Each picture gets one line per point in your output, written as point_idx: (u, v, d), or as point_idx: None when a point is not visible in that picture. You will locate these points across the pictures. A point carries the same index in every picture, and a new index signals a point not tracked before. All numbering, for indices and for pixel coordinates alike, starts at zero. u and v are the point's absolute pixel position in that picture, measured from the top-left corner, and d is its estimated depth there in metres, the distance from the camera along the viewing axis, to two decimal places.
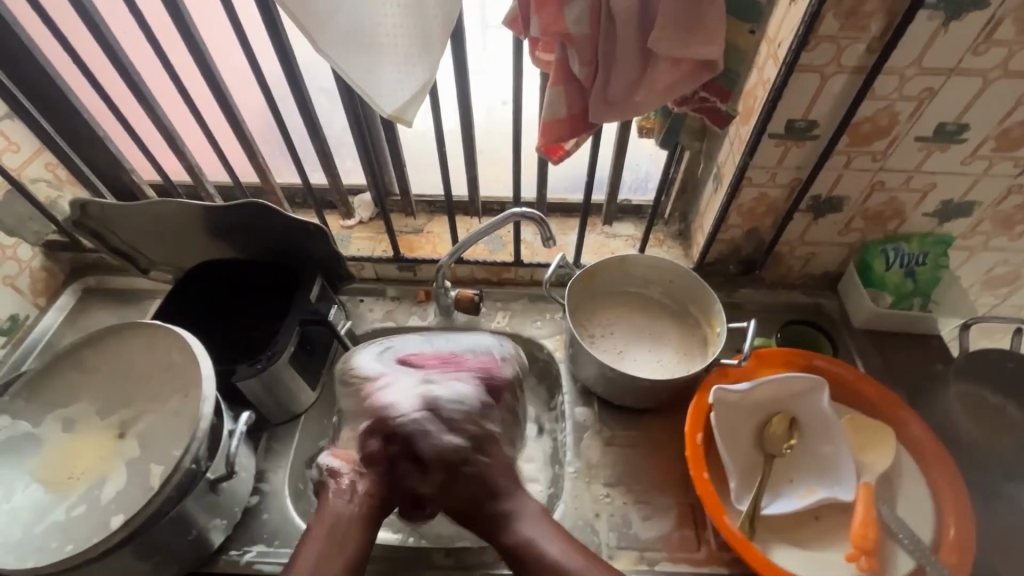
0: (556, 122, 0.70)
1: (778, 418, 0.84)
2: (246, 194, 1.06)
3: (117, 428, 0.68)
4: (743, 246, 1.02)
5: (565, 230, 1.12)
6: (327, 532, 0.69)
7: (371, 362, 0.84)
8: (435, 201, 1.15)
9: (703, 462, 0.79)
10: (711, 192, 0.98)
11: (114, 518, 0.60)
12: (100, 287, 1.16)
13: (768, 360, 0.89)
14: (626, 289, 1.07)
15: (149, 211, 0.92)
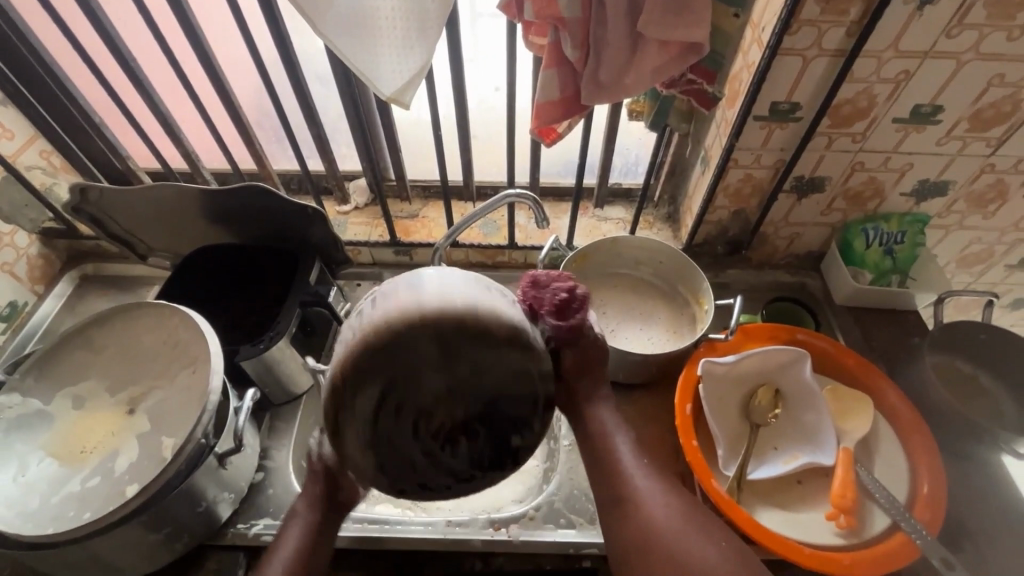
0: (550, 105, 0.72)
1: (763, 390, 0.88)
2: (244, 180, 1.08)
3: (126, 404, 0.69)
4: (730, 227, 1.05)
5: (557, 214, 1.14)
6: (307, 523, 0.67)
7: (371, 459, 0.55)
8: (430, 186, 1.17)
9: (692, 430, 0.82)
10: (699, 174, 1.02)
11: (128, 487, 0.62)
12: (98, 274, 1.17)
13: (753, 334, 0.93)
14: (618, 271, 1.11)
15: (148, 196, 0.93)
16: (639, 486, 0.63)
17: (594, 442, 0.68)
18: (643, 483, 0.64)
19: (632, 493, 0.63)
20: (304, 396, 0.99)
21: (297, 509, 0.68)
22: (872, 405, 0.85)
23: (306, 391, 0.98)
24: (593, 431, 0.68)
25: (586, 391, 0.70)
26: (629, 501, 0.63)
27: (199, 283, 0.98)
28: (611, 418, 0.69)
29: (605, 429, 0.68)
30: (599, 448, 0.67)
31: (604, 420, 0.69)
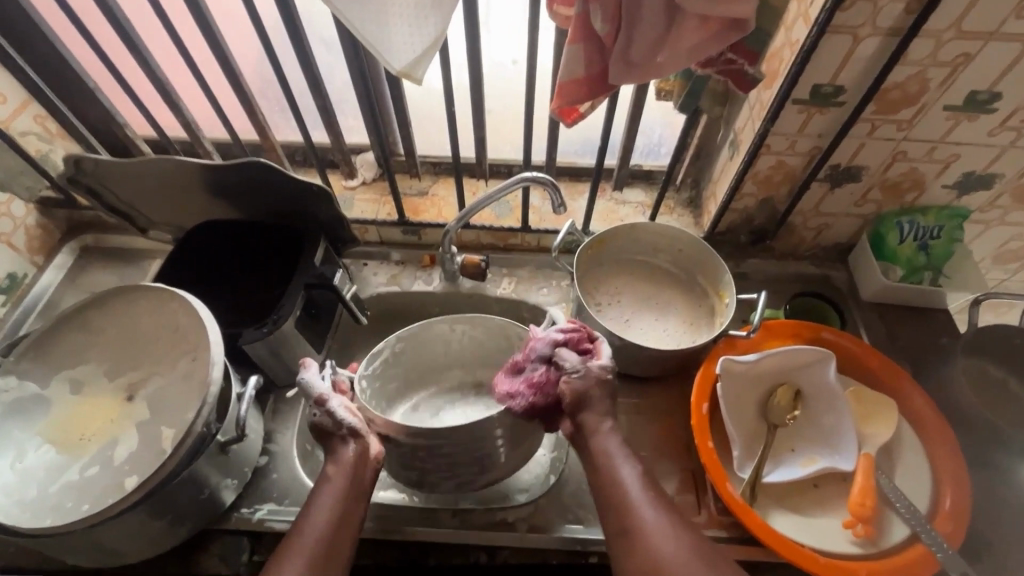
0: (574, 83, 0.67)
1: (783, 390, 0.85)
2: (246, 152, 1.03)
3: (125, 390, 0.67)
4: (757, 215, 1.00)
5: (574, 195, 1.09)
6: (342, 485, 0.65)
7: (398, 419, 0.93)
8: (441, 162, 1.11)
9: (708, 431, 0.79)
10: (726, 158, 0.96)
11: (127, 479, 0.60)
12: (99, 245, 1.13)
13: (774, 331, 0.89)
14: (634, 258, 1.07)
15: (144, 169, 0.89)
16: (646, 517, 0.62)
17: (602, 473, 0.67)
18: (652, 515, 0.62)
19: (639, 524, 0.61)
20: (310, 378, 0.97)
21: (325, 478, 0.66)
22: (896, 409, 0.82)
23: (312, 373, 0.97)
24: (600, 462, 0.67)
25: (589, 422, 0.70)
26: (636, 532, 0.61)
27: (203, 261, 0.95)
28: (620, 448, 0.68)
29: (612, 459, 0.67)
30: (607, 478, 0.66)
31: (609, 449, 0.68)
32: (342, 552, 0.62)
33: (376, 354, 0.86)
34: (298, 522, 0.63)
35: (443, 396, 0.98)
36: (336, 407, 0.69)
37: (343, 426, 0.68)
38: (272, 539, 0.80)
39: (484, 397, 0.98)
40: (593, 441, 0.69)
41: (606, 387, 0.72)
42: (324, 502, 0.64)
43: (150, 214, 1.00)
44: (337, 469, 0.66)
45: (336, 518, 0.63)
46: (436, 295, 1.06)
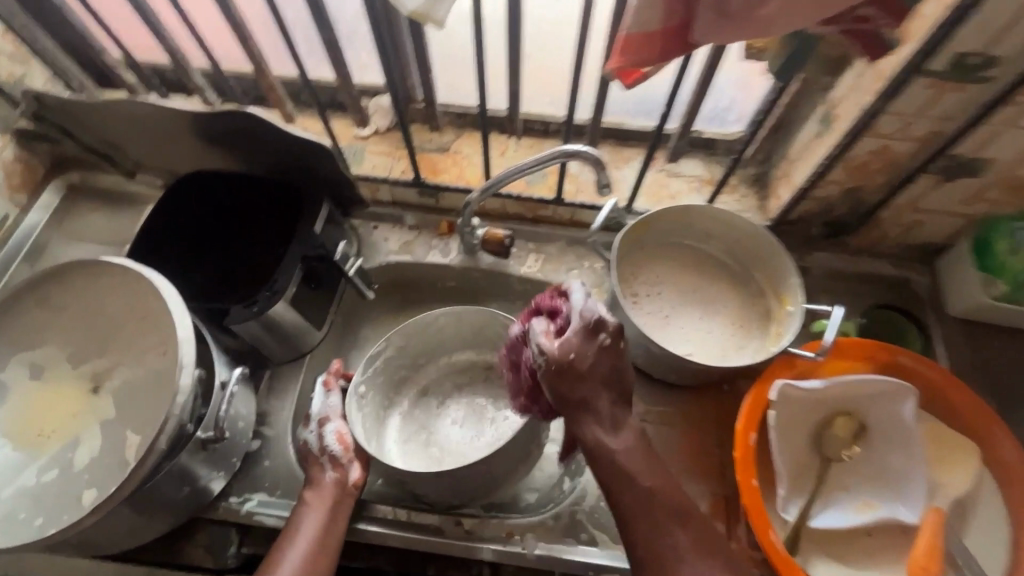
0: (646, 38, 0.50)
1: (843, 419, 0.73)
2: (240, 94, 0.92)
3: (91, 380, 0.59)
4: (837, 206, 0.84)
5: (618, 163, 0.94)
6: (320, 511, 0.70)
7: (400, 425, 0.87)
8: (467, 113, 0.95)
9: (753, 466, 0.68)
10: (812, 135, 0.78)
11: (86, 493, 0.52)
12: (87, 185, 1.03)
13: (842, 350, 0.75)
14: (680, 244, 0.92)
15: (119, 109, 0.78)
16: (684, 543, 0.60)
17: (626, 492, 0.62)
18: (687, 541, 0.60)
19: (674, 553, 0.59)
20: (310, 355, 0.88)
21: (306, 502, 0.71)
22: (978, 457, 0.70)
23: (313, 349, 0.88)
24: (622, 482, 0.62)
25: (590, 433, 0.62)
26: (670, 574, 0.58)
27: (193, 219, 0.83)
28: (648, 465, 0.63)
29: (633, 477, 0.62)
30: (630, 498, 0.61)
31: (624, 469, 0.62)
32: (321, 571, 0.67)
33: (372, 357, 0.81)
34: (280, 545, 0.68)
35: (455, 380, 0.91)
36: (327, 433, 0.76)
37: (326, 453, 0.74)
38: (262, 532, 0.75)
39: (486, 390, 0.90)
40: (611, 454, 0.62)
41: (579, 366, 0.62)
42: (305, 529, 0.69)
43: (137, 154, 0.89)
44: (320, 495, 0.71)
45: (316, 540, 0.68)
46: (452, 269, 0.94)
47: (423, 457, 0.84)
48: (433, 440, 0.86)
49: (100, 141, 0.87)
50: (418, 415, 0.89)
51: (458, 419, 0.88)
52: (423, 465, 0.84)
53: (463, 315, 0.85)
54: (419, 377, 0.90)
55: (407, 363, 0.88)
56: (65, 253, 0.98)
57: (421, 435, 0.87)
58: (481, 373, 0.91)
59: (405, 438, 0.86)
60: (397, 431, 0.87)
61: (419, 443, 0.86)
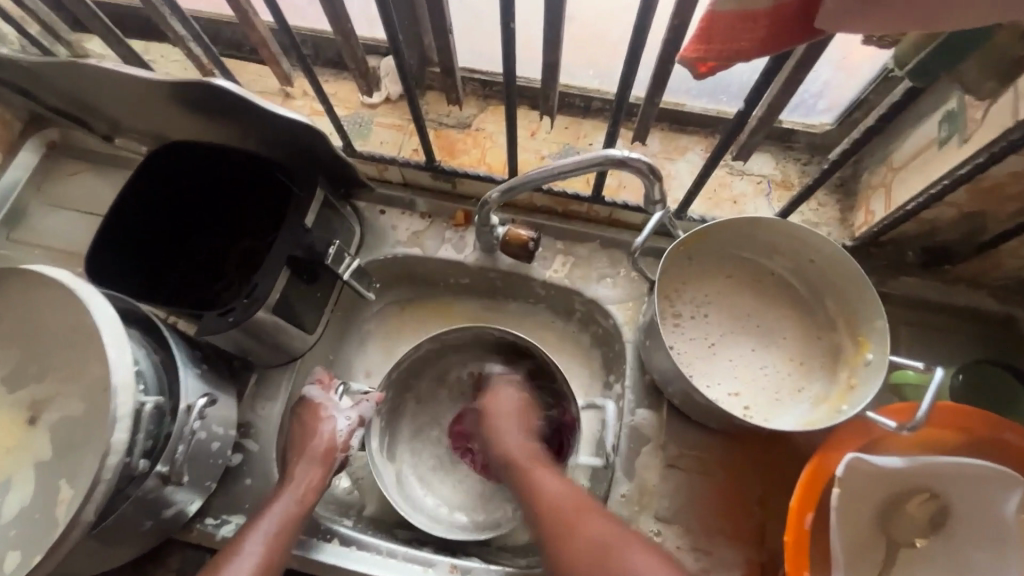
0: (745, 19, 0.35)
1: (919, 498, 0.60)
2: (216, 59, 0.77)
3: (28, 409, 0.50)
4: (944, 230, 0.67)
5: (671, 154, 0.78)
6: (302, 490, 0.66)
7: (411, 421, 0.83)
8: (493, 81, 0.81)
9: (805, 556, 0.56)
10: (930, 142, 0.61)
11: (10, 555, 0.44)
12: (70, 144, 0.92)
13: (938, 418, 0.60)
14: (739, 256, 0.77)
15: (73, 71, 0.65)
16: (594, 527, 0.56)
17: (507, 466, 0.67)
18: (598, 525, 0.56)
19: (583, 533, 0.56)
20: (302, 358, 0.79)
21: (285, 484, 0.66)
22: None
23: (305, 353, 0.79)
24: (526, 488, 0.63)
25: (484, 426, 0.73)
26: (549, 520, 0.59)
27: (184, 191, 0.75)
28: (549, 469, 0.65)
29: (506, 441, 0.69)
30: (512, 471, 0.66)
31: (503, 440, 0.70)
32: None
33: (395, 365, 0.77)
34: (250, 527, 0.62)
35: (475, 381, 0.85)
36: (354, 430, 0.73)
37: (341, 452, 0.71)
38: None
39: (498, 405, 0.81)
40: (495, 441, 0.70)
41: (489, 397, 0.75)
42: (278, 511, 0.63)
43: (112, 118, 0.77)
44: (302, 474, 0.67)
45: (280, 544, 0.61)
46: (466, 268, 0.82)
47: (430, 455, 0.82)
48: (441, 440, 0.83)
49: (69, 102, 0.75)
50: (431, 407, 0.84)
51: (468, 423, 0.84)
52: (430, 464, 0.82)
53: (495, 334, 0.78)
54: (439, 367, 0.84)
55: (425, 360, 0.82)
56: (45, 220, 0.89)
57: (431, 432, 0.83)
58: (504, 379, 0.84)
59: (414, 433, 0.83)
60: (409, 428, 0.83)
61: (429, 443, 0.83)
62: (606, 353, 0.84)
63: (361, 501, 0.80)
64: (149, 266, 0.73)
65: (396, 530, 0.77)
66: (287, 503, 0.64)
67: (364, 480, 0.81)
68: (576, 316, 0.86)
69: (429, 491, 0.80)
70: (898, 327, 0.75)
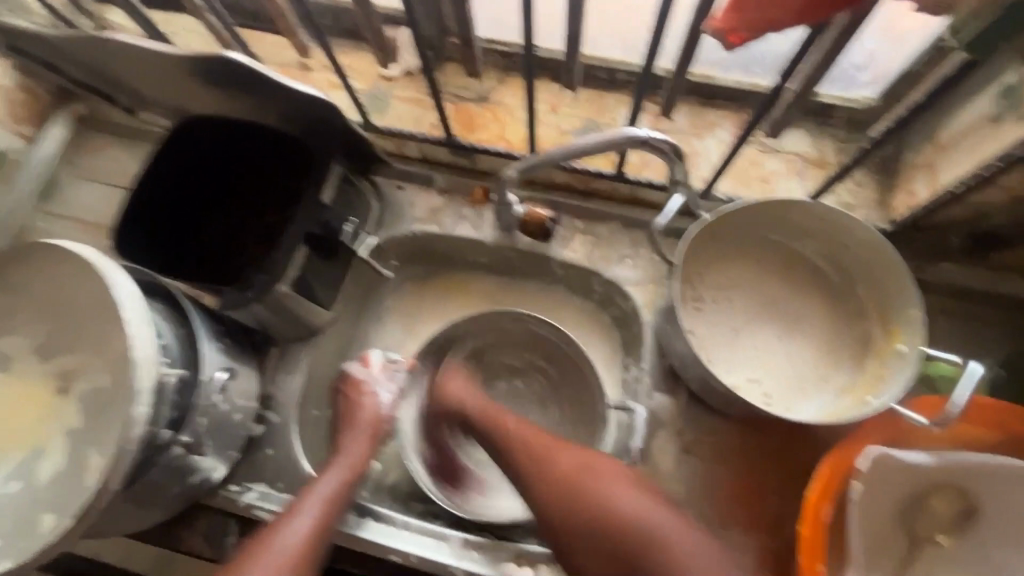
0: None
1: (947, 496, 0.58)
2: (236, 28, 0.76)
3: (59, 379, 0.52)
4: (994, 216, 0.62)
5: (699, 130, 0.74)
6: (353, 462, 0.68)
7: None
8: (514, 52, 0.78)
9: (821, 549, 0.55)
10: (984, 120, 0.56)
11: (44, 517, 0.47)
12: (96, 117, 0.94)
13: (974, 415, 0.57)
14: (768, 237, 0.74)
15: (94, 45, 0.65)
16: (585, 481, 0.59)
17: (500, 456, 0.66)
18: (593, 481, 0.59)
19: (575, 496, 0.59)
20: (321, 333, 0.80)
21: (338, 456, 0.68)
22: None
23: (324, 328, 0.80)
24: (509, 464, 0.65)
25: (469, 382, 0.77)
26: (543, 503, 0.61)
27: (205, 168, 0.75)
28: (519, 429, 0.66)
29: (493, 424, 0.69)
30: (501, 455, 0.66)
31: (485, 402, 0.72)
32: (314, 559, 0.59)
33: (430, 343, 0.78)
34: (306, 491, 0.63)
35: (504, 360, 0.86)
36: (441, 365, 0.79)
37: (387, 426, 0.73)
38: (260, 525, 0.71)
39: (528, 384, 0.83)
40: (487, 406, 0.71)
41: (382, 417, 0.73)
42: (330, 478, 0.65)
43: (133, 91, 0.77)
44: (355, 447, 0.69)
45: (331, 510, 0.62)
46: (483, 247, 0.81)
47: (457, 432, 0.83)
48: None
49: (93, 75, 0.76)
50: None
51: None
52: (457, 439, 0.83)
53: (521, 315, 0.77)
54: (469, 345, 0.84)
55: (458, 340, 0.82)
56: (77, 193, 0.91)
57: None
58: (536, 364, 0.83)
59: None
60: None
61: None
62: (625, 335, 0.83)
63: (379, 473, 0.82)
64: (172, 241, 0.74)
65: (412, 503, 0.78)
66: (339, 472, 0.66)
67: (381, 453, 0.82)
68: (596, 297, 0.85)
69: None
70: (934, 316, 0.71)
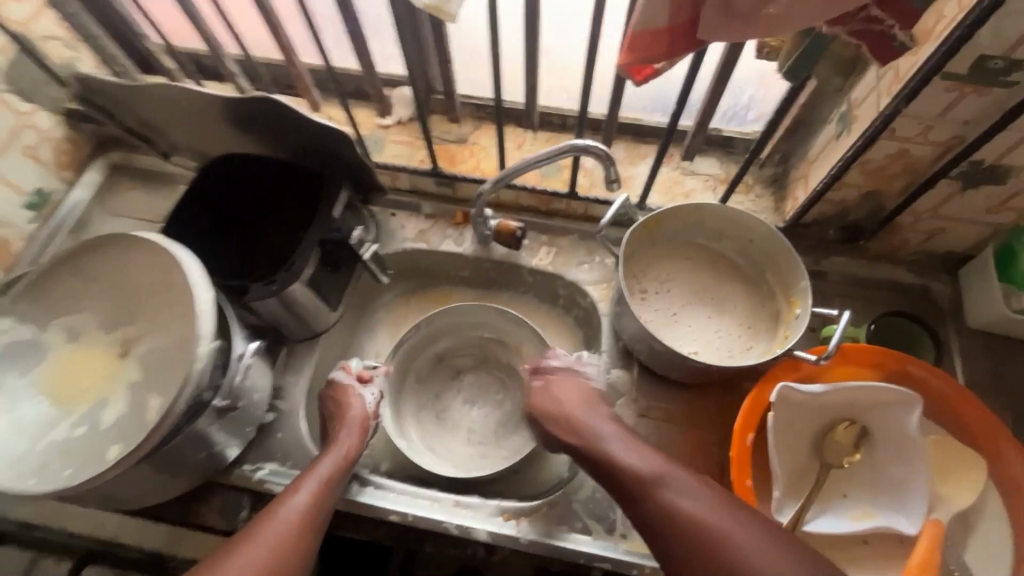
0: (653, 35, 0.51)
1: (846, 427, 0.73)
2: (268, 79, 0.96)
3: (120, 346, 0.64)
4: (854, 210, 0.83)
5: (633, 159, 0.94)
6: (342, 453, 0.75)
7: (412, 400, 0.97)
8: (486, 104, 0.99)
9: (748, 466, 0.68)
10: (830, 138, 0.77)
11: (111, 449, 0.57)
12: (127, 165, 1.09)
13: (853, 357, 0.74)
14: (692, 241, 0.92)
15: (156, 93, 0.83)
16: (723, 529, 0.56)
17: (606, 473, 0.68)
18: (734, 527, 0.56)
19: (714, 539, 0.56)
20: (326, 334, 0.92)
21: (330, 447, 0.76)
22: (986, 472, 0.68)
23: (328, 329, 0.92)
24: (611, 476, 0.67)
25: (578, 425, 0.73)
26: (660, 509, 0.61)
27: (225, 194, 0.88)
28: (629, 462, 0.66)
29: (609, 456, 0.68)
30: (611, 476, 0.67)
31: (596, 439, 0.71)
32: (313, 533, 0.66)
33: (399, 345, 0.92)
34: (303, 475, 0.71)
35: (468, 357, 1.00)
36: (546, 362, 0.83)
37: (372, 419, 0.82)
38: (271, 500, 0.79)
39: (493, 371, 0.99)
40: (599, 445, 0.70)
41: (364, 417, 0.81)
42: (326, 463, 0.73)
43: (171, 137, 0.94)
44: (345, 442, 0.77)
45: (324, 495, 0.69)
46: (465, 258, 0.96)
47: (433, 428, 0.95)
48: (445, 411, 0.96)
49: (141, 123, 0.92)
50: (430, 384, 0.98)
51: (466, 394, 0.98)
52: (433, 431, 0.95)
53: (481, 308, 0.94)
54: (434, 351, 0.99)
55: (427, 342, 0.98)
56: (106, 227, 1.05)
57: (434, 405, 0.97)
58: (496, 359, 0.99)
59: (418, 408, 0.97)
60: (412, 405, 0.96)
61: (431, 414, 0.96)
62: (587, 331, 0.98)
63: (375, 460, 0.91)
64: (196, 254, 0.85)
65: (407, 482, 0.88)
66: (332, 460, 0.74)
67: (376, 443, 0.92)
68: (561, 301, 1.00)
69: (438, 454, 0.92)
70: (827, 296, 0.90)
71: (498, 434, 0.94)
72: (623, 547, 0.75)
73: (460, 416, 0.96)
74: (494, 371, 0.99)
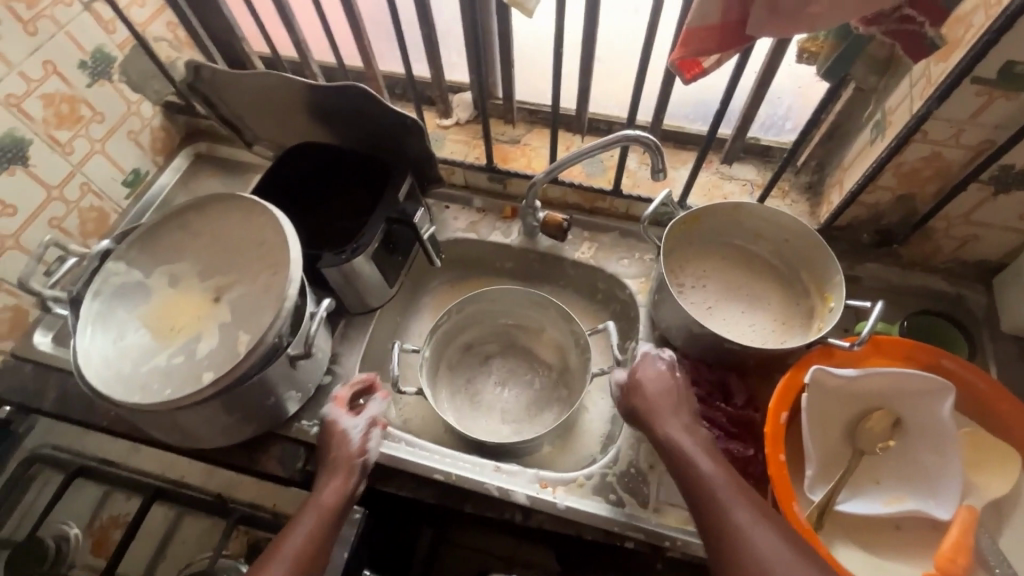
0: (705, 31, 0.58)
1: (880, 415, 0.75)
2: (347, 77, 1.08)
3: (213, 292, 0.72)
4: (887, 214, 0.87)
5: (676, 163, 1.01)
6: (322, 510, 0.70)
7: (444, 384, 1.01)
8: (539, 110, 1.08)
9: (781, 442, 0.71)
10: (865, 143, 0.83)
11: (205, 374, 0.65)
12: (211, 154, 1.21)
13: (885, 349, 0.77)
14: (723, 242, 0.97)
15: (251, 86, 0.94)
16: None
17: (685, 480, 0.66)
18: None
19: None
20: (380, 310, 0.99)
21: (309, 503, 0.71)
22: (1020, 463, 0.69)
23: (383, 306, 0.99)
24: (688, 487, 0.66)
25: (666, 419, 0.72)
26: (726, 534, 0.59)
27: (302, 175, 0.97)
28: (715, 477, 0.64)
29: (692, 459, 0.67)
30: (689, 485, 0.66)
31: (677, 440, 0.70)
32: None
33: (436, 328, 0.97)
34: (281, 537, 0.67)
35: (495, 344, 1.05)
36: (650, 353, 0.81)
37: (360, 458, 0.76)
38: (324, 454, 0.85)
39: (521, 355, 1.04)
40: (678, 449, 0.69)
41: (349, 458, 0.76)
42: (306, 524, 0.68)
43: (258, 128, 1.05)
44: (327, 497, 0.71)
45: (305, 557, 0.65)
46: (512, 248, 1.03)
47: (468, 410, 0.99)
48: (478, 393, 1.01)
49: (234, 115, 1.04)
50: (461, 369, 1.03)
51: (497, 377, 1.03)
52: (468, 413, 0.99)
53: (517, 292, 0.99)
54: (461, 339, 1.04)
55: (456, 330, 1.03)
56: None
57: (467, 388, 1.02)
58: (523, 346, 1.04)
59: (453, 393, 1.01)
60: (446, 389, 1.01)
61: (465, 396, 1.01)
62: (623, 323, 1.03)
63: (417, 431, 0.96)
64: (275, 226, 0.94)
65: None
66: (309, 519, 0.69)
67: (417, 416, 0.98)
68: (600, 295, 1.06)
69: (477, 432, 0.96)
70: (860, 298, 0.93)
71: (530, 411, 0.99)
72: (656, 520, 0.78)
73: (492, 397, 1.01)
74: (517, 357, 1.04)
